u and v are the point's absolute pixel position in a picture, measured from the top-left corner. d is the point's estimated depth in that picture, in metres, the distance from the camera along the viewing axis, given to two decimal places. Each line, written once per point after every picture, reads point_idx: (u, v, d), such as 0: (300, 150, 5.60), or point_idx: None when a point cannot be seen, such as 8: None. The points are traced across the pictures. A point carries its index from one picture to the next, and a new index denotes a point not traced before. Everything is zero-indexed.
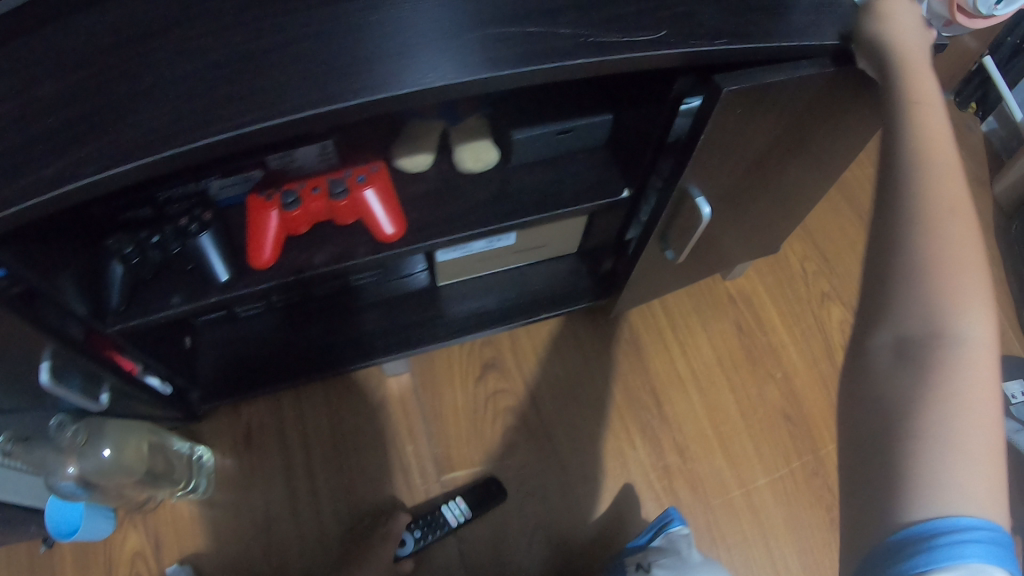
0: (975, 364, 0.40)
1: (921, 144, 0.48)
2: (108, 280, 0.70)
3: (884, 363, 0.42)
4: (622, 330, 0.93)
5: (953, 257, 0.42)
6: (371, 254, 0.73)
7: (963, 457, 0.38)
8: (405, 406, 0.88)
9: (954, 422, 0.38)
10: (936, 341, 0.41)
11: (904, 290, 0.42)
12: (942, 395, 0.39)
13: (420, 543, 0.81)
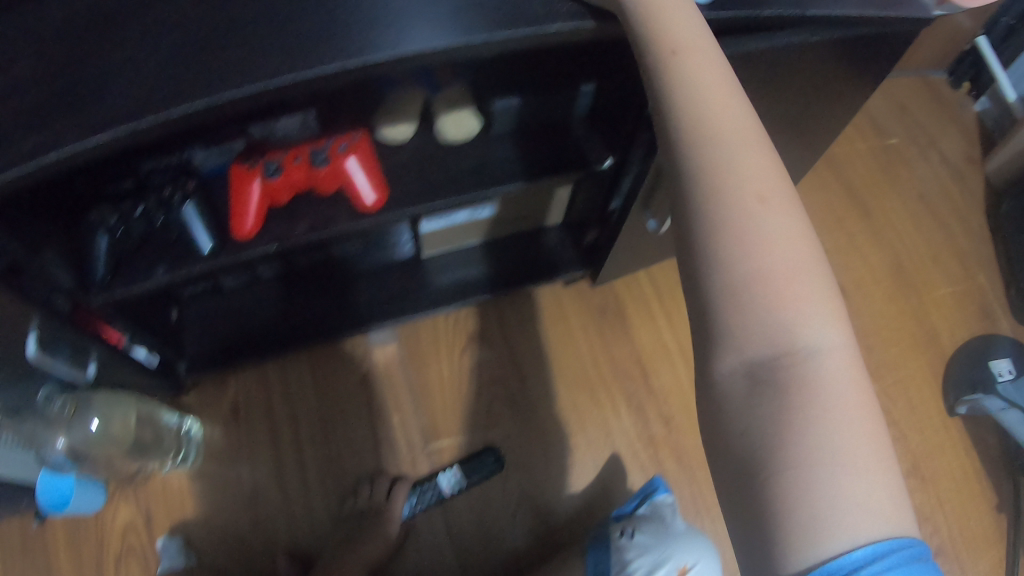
0: (826, 374, 0.39)
1: (710, 121, 0.44)
2: (92, 252, 0.70)
3: (735, 393, 0.41)
4: (609, 301, 0.93)
5: (774, 260, 0.40)
6: (352, 223, 0.73)
7: (846, 480, 0.37)
8: (392, 377, 0.88)
9: (824, 446, 0.37)
10: (780, 360, 0.39)
11: (734, 314, 0.40)
12: (802, 418, 0.38)
13: (416, 507, 0.83)
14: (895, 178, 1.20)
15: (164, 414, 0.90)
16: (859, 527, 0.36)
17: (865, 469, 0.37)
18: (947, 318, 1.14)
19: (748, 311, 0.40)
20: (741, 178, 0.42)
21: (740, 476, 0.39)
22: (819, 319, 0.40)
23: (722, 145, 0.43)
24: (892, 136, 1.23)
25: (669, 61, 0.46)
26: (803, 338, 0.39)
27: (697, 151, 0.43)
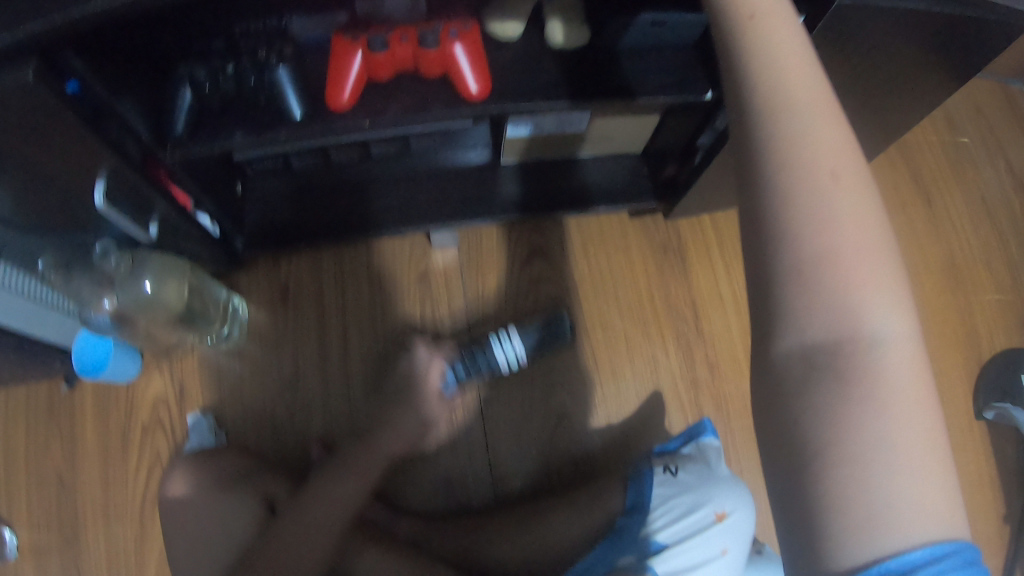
0: (887, 371, 0.40)
1: (789, 94, 0.43)
2: (175, 106, 0.68)
3: (793, 383, 0.42)
4: (672, 239, 0.93)
5: (848, 256, 0.40)
6: (446, 111, 0.72)
7: (901, 473, 0.38)
8: (448, 281, 0.90)
9: (884, 438, 0.39)
10: (840, 353, 0.40)
11: (803, 302, 0.41)
12: (864, 408, 0.39)
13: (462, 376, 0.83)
14: (957, 177, 1.20)
15: (214, 287, 0.88)
16: (911, 520, 0.38)
17: (921, 465, 0.38)
18: (991, 322, 1.13)
19: (815, 305, 0.41)
20: (818, 168, 0.42)
21: (797, 462, 0.41)
22: (885, 316, 0.40)
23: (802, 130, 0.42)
24: (963, 135, 1.23)
25: (745, 27, 0.45)
26: (868, 331, 0.40)
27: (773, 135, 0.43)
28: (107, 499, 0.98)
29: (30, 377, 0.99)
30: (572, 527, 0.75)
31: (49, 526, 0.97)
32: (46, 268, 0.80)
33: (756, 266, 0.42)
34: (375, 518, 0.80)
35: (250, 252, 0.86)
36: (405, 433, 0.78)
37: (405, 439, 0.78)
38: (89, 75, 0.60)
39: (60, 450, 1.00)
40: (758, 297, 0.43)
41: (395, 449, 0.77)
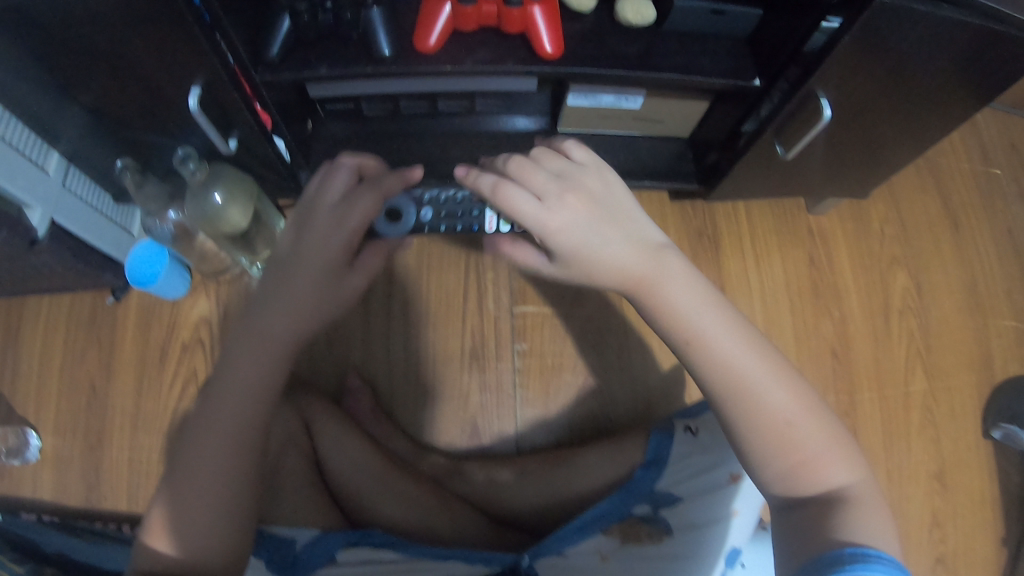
0: (826, 460, 0.57)
1: (708, 350, 0.59)
2: (274, 31, 0.76)
3: (778, 489, 0.58)
4: (708, 225, 0.97)
5: (778, 386, 0.58)
6: (519, 67, 0.77)
7: (855, 515, 0.54)
8: (494, 239, 0.93)
9: (845, 524, 0.54)
10: (796, 480, 0.57)
11: (762, 453, 0.57)
12: (827, 513, 0.55)
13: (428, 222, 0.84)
14: (986, 206, 1.23)
15: (273, 217, 0.93)
16: (871, 545, 0.52)
17: (855, 505, 0.55)
18: (1004, 349, 1.16)
19: (772, 439, 0.57)
20: (726, 330, 0.59)
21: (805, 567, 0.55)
22: (812, 421, 0.58)
23: (715, 336, 0.59)
24: (995, 166, 1.26)
25: (683, 349, 0.60)
26: (807, 439, 0.57)
27: (702, 361, 0.59)
28: (136, 412, 1.02)
29: (78, 286, 1.04)
30: (594, 478, 0.78)
31: (77, 430, 1.02)
32: (126, 168, 0.87)
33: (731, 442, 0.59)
34: (400, 451, 0.83)
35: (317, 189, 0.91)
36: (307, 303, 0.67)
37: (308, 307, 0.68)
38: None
39: (97, 360, 1.04)
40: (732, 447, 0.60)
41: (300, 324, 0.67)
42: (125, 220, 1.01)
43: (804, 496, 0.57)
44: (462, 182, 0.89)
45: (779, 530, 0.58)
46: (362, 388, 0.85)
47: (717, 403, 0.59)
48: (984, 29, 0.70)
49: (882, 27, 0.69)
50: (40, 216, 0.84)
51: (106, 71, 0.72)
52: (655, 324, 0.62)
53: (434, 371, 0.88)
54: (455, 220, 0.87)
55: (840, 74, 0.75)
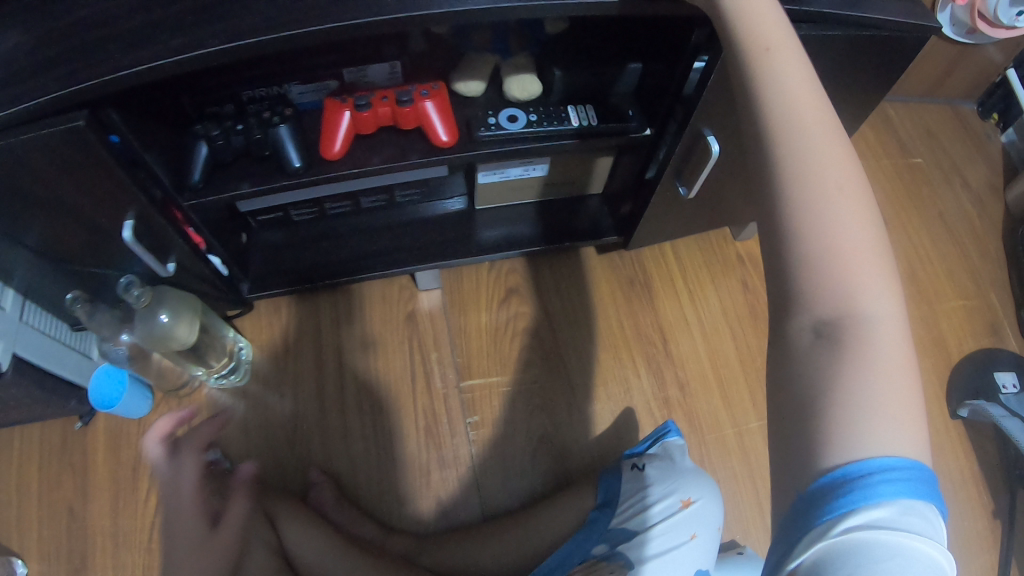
0: (864, 272, 0.42)
1: (785, 95, 0.46)
2: (193, 159, 0.79)
3: (799, 294, 0.42)
4: (637, 272, 1.01)
5: (836, 170, 0.44)
6: (423, 159, 0.79)
7: (870, 370, 0.40)
8: (434, 318, 0.96)
9: (868, 377, 0.40)
10: (841, 294, 0.41)
11: (816, 225, 0.42)
12: (858, 364, 0.40)
13: (534, 124, 0.80)
14: (913, 195, 1.28)
15: (221, 328, 0.95)
16: (874, 427, 0.39)
17: (884, 359, 0.40)
18: (956, 328, 1.18)
19: (820, 213, 0.43)
20: (810, 97, 0.46)
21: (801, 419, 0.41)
22: (859, 219, 0.43)
23: (792, 99, 0.46)
24: (916, 155, 1.32)
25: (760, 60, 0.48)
26: (846, 241, 0.42)
27: (778, 108, 0.46)
28: (115, 531, 1.02)
29: (45, 416, 1.05)
30: (552, 534, 0.81)
31: (60, 555, 1.00)
32: (76, 300, 0.89)
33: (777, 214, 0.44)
34: (367, 537, 0.84)
35: (260, 291, 0.94)
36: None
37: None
38: (130, 132, 0.71)
39: (72, 486, 1.04)
40: (761, 218, 0.46)
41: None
42: (84, 345, 0.99)
43: (835, 314, 0.41)
44: (395, 269, 0.92)
45: (781, 352, 0.44)
46: (326, 484, 0.87)
47: (768, 158, 0.45)
48: (852, 40, 0.73)
49: None
50: (3, 351, 0.83)
51: (44, 217, 0.75)
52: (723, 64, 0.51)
53: (396, 454, 0.90)
54: (552, 128, 0.80)
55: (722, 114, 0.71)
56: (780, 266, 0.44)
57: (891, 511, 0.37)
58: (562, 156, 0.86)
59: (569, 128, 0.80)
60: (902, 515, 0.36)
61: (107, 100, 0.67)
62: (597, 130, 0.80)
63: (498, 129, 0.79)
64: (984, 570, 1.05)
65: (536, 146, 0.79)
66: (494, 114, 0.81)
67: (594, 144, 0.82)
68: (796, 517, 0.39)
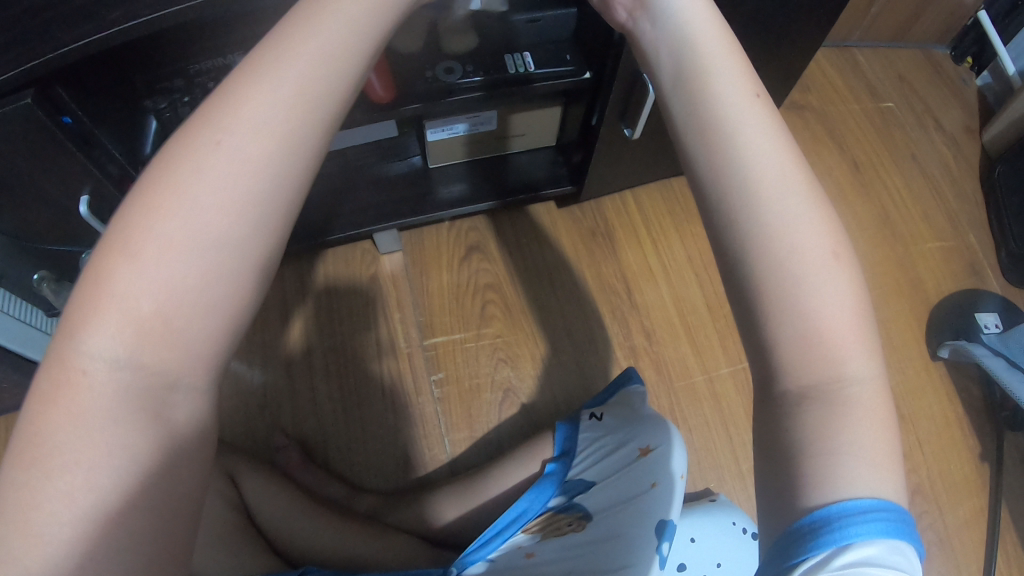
0: (845, 334, 0.36)
1: (743, 138, 0.38)
2: (144, 132, 0.83)
3: (779, 369, 0.36)
4: (598, 224, 1.01)
5: (812, 218, 0.37)
6: (363, 118, 0.78)
7: (855, 422, 0.35)
8: (396, 281, 0.97)
9: (853, 439, 0.35)
10: (826, 361, 0.35)
11: (793, 292, 0.35)
12: (842, 428, 0.35)
13: (470, 76, 0.80)
14: (886, 140, 1.26)
15: None
16: (859, 473, 0.34)
17: (868, 413, 0.35)
18: (934, 270, 1.16)
19: (795, 279, 0.35)
20: (767, 134, 0.38)
21: (784, 477, 0.35)
22: (840, 271, 0.36)
23: (748, 137, 0.38)
24: (887, 100, 1.30)
25: (699, 87, 0.39)
26: (827, 305, 0.35)
27: (731, 153, 0.37)
28: None
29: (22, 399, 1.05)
30: (510, 479, 0.81)
31: None
32: (43, 280, 0.89)
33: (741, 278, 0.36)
34: (335, 495, 0.84)
35: None
36: (202, 288, 0.33)
37: (234, 289, 0.34)
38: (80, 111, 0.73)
39: None
40: (724, 274, 0.38)
41: (131, 460, 0.32)
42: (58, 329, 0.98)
43: (816, 387, 0.35)
44: (350, 231, 0.91)
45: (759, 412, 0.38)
46: (292, 445, 0.86)
47: (728, 208, 0.37)
48: None
49: None
50: None
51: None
52: (662, 93, 0.41)
53: (362, 413, 0.91)
54: (490, 79, 0.80)
55: None
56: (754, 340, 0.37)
57: (880, 551, 0.32)
58: (506, 108, 0.87)
59: (507, 76, 0.80)
60: (887, 554, 0.32)
61: (53, 78, 0.67)
62: (535, 78, 0.81)
63: (434, 81, 0.79)
64: (974, 511, 1.02)
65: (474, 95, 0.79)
66: (432, 68, 0.80)
67: (535, 92, 0.82)
68: (779, 551, 0.34)
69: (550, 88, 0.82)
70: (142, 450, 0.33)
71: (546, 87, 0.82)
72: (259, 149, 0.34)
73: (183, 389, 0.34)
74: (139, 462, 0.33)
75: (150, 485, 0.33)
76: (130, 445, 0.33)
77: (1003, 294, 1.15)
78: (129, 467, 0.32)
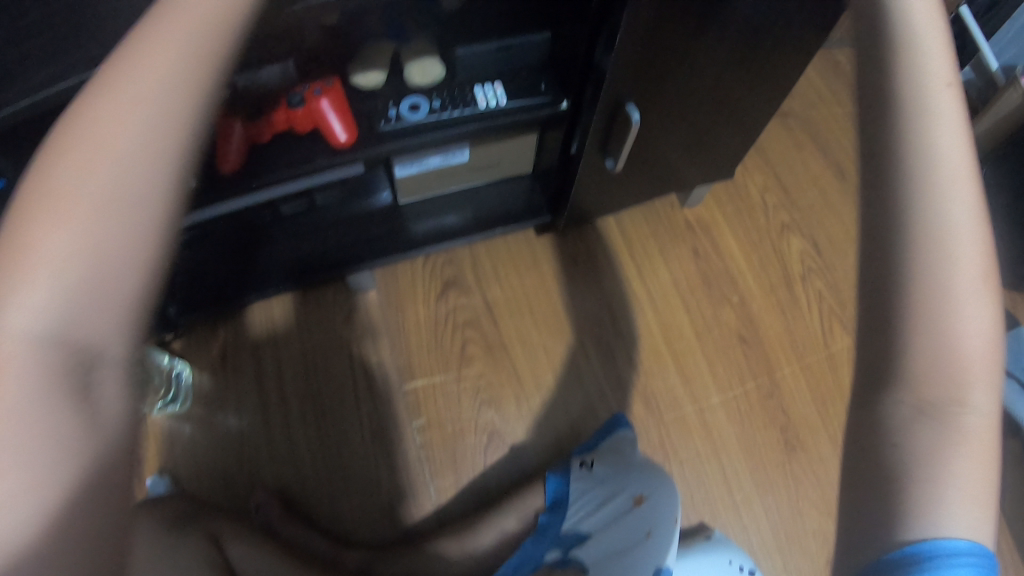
0: (977, 364, 0.34)
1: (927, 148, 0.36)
2: None
3: (906, 378, 0.35)
4: (580, 251, 0.98)
5: (973, 223, 0.36)
6: (326, 161, 0.75)
7: (965, 456, 0.34)
8: (371, 320, 0.93)
9: (959, 473, 0.33)
10: (949, 385, 0.34)
11: (937, 303, 0.34)
12: (950, 455, 0.34)
13: (438, 113, 0.76)
14: None
15: (159, 356, 0.87)
16: (959, 506, 0.33)
17: (981, 450, 0.34)
18: None
19: (941, 297, 0.34)
20: (953, 125, 0.37)
21: (874, 491, 0.35)
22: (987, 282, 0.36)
23: (932, 148, 0.36)
24: None
25: (908, 86, 0.37)
26: (970, 329, 0.34)
27: (912, 162, 0.36)
28: None
29: None
30: (498, 531, 0.78)
31: None
32: None
33: (885, 283, 0.36)
34: (319, 550, 0.80)
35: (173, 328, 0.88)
36: (121, 247, 0.31)
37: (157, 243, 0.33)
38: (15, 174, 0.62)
39: None
40: (867, 275, 0.37)
41: (62, 455, 0.30)
42: None
43: (942, 405, 0.34)
44: (322, 274, 0.88)
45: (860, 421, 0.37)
46: (271, 499, 0.82)
47: (894, 186, 0.37)
48: None
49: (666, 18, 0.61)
50: None
51: None
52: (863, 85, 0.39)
53: (343, 463, 0.87)
54: (461, 116, 0.76)
55: (635, 80, 0.69)
56: (888, 343, 0.35)
57: None
58: (478, 141, 0.83)
59: (477, 108, 0.76)
60: None
61: None
62: (508, 111, 0.76)
63: (399, 120, 0.75)
64: None
65: (446, 132, 0.75)
66: (394, 105, 0.76)
67: (510, 125, 0.78)
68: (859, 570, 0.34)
69: (527, 120, 0.78)
70: (71, 443, 0.30)
71: (524, 119, 0.78)
72: (174, 95, 0.33)
73: (110, 367, 0.32)
74: (68, 454, 0.30)
75: (79, 489, 0.30)
76: (58, 437, 0.30)
77: None
78: (56, 464, 0.30)
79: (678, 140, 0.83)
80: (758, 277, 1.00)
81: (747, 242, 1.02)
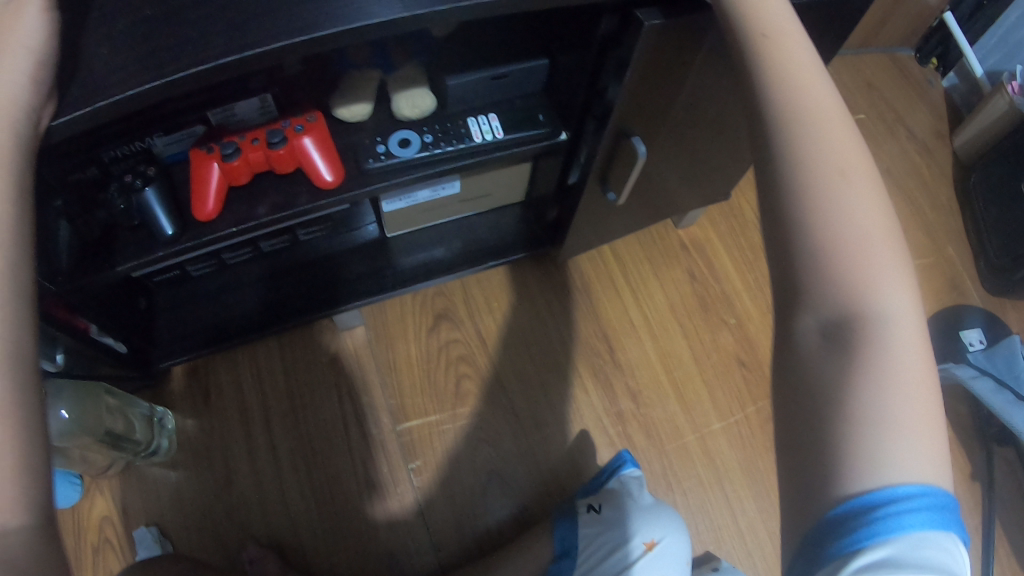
0: (876, 271, 0.37)
1: (798, 102, 0.43)
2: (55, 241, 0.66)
3: (809, 296, 0.38)
4: (573, 278, 0.96)
5: (841, 152, 0.41)
6: (311, 203, 0.72)
7: (888, 369, 0.35)
8: (361, 359, 0.90)
9: (885, 396, 0.35)
10: (854, 299, 0.37)
11: (821, 218, 0.39)
12: (872, 373, 0.35)
13: (432, 148, 0.72)
14: None
15: (137, 404, 0.84)
16: (891, 437, 0.34)
17: (901, 362, 0.36)
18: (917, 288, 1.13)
19: (826, 214, 0.39)
20: (812, 83, 0.44)
21: (810, 427, 0.36)
22: (868, 202, 0.40)
23: (798, 99, 0.43)
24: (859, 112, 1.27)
25: (765, 55, 0.45)
26: (858, 235, 0.38)
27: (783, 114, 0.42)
28: None
29: None
30: None
31: None
32: None
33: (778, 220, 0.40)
34: None
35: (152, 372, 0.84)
36: None
37: None
38: None
39: None
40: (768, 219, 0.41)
41: None
42: None
43: (847, 314, 0.37)
44: (310, 313, 0.85)
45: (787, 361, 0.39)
46: (266, 554, 0.79)
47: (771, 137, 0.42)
48: None
49: (676, 49, 0.59)
50: None
51: None
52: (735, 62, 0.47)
53: (337, 509, 0.84)
54: (456, 150, 0.73)
55: (641, 110, 0.66)
56: (791, 272, 0.39)
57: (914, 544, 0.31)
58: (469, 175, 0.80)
59: (474, 144, 0.73)
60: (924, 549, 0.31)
61: None
62: (506, 144, 0.74)
63: (388, 158, 0.72)
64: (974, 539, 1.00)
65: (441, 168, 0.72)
66: (384, 142, 0.73)
67: (508, 158, 0.75)
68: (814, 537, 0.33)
69: (523, 153, 0.76)
70: None
71: (520, 152, 0.75)
72: None
73: None
74: None
75: None
76: None
77: (985, 306, 1.12)
78: None
79: (679, 164, 0.81)
80: (755, 296, 0.98)
81: (742, 261, 1.00)
